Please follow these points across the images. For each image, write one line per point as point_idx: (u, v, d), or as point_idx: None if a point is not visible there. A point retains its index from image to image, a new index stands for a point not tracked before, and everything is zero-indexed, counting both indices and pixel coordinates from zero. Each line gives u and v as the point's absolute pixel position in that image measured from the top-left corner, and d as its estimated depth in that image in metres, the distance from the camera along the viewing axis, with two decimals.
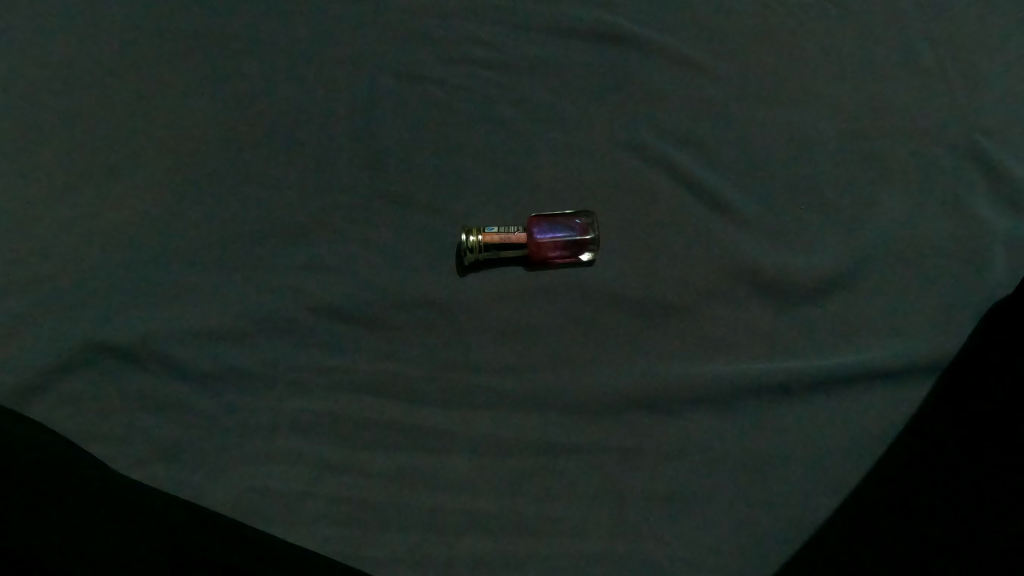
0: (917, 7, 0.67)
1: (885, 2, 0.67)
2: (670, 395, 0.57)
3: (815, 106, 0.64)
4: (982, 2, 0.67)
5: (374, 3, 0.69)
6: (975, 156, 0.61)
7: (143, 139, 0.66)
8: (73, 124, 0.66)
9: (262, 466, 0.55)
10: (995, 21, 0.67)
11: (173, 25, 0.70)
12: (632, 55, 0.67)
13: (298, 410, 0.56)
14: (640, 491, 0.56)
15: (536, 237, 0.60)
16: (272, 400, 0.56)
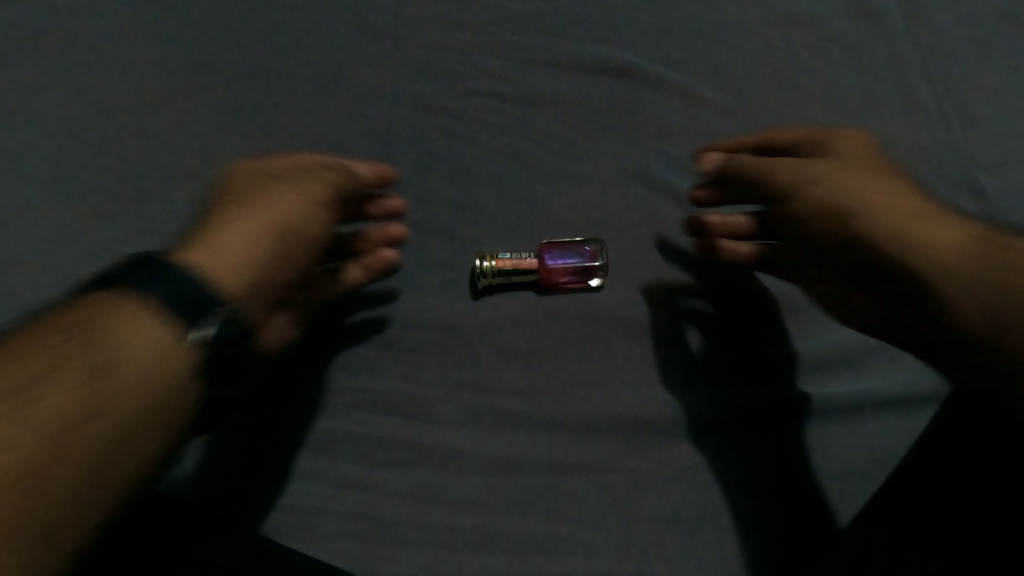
0: (882, 45, 0.78)
1: (853, 41, 0.78)
2: (669, 416, 0.62)
3: (792, 133, 0.74)
4: (937, 39, 0.79)
5: (404, 43, 0.78)
6: (930, 178, 0.72)
7: (179, 166, 0.72)
8: (110, 149, 0.72)
9: (286, 482, 0.60)
10: (948, 56, 0.78)
11: (213, 61, 0.77)
12: (641, 101, 0.76)
13: (321, 430, 0.62)
14: (640, 511, 0.59)
15: (547, 264, 0.66)
16: (294, 418, 0.62)
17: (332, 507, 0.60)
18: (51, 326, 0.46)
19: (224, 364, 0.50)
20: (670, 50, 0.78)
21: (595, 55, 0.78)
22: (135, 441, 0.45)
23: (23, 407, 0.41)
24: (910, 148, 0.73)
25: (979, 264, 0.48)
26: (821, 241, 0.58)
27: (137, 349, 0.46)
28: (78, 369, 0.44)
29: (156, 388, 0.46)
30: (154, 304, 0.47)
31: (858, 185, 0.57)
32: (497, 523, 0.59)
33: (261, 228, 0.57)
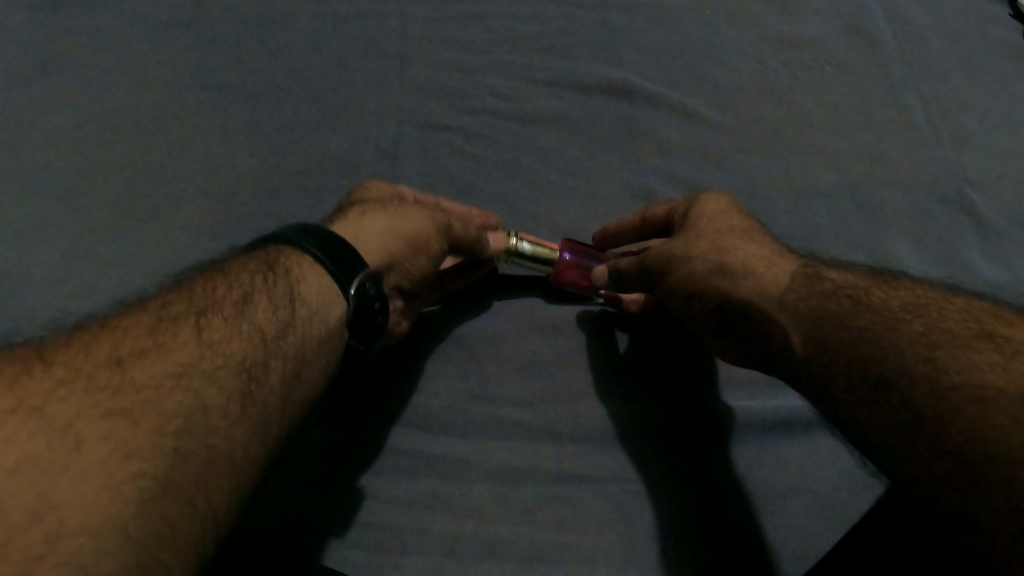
0: (875, 63, 0.80)
1: (847, 60, 0.80)
2: (673, 428, 0.64)
3: (787, 152, 0.76)
4: (930, 56, 0.81)
5: (408, 63, 0.80)
6: (921, 195, 0.74)
7: (185, 178, 0.72)
8: (116, 160, 0.72)
9: (295, 491, 0.61)
10: (940, 72, 0.80)
11: (220, 79, 0.78)
12: (640, 122, 0.78)
13: (332, 440, 0.63)
14: (644, 521, 0.60)
15: (564, 262, 0.67)
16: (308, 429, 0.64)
17: (338, 516, 0.60)
18: (211, 286, 0.50)
19: (362, 322, 0.55)
20: (668, 69, 0.80)
21: (595, 76, 0.79)
22: (294, 393, 0.50)
23: (218, 351, 0.47)
24: (902, 167, 0.75)
25: (835, 326, 0.48)
26: (693, 312, 0.58)
27: (302, 312, 0.52)
28: (256, 325, 0.49)
29: (312, 351, 0.52)
30: (321, 269, 0.54)
31: (733, 245, 0.57)
32: (500, 531, 0.59)
33: (401, 228, 0.61)
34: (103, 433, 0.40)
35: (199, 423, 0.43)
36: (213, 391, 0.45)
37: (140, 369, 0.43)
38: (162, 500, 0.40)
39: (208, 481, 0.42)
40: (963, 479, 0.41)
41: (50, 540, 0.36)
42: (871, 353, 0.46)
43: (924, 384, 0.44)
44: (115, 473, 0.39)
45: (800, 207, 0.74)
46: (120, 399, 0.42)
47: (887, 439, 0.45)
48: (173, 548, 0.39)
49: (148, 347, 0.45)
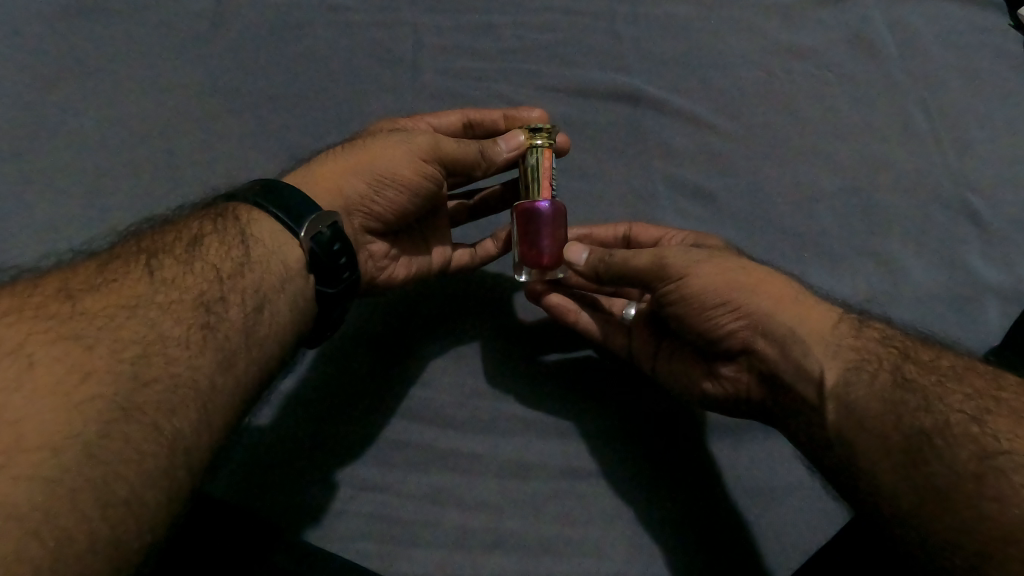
0: (882, 70, 0.81)
1: (854, 67, 0.81)
2: (679, 431, 0.67)
3: (791, 158, 0.78)
4: (938, 63, 0.81)
5: (420, 67, 0.82)
6: (921, 203, 0.76)
7: (208, 185, 0.76)
8: (141, 166, 0.76)
9: (315, 484, 0.65)
10: (946, 80, 0.81)
11: (236, 82, 0.80)
12: (648, 129, 0.79)
13: (353, 436, 0.67)
14: (637, 518, 0.64)
15: (523, 208, 0.63)
16: (329, 425, 0.67)
17: (351, 507, 0.64)
18: (162, 235, 0.54)
19: (325, 269, 0.56)
20: (676, 74, 0.81)
21: (603, 82, 0.81)
22: (258, 329, 0.53)
23: (172, 286, 0.50)
24: (904, 175, 0.77)
25: (882, 371, 0.51)
26: (720, 326, 0.56)
27: (257, 252, 0.55)
28: (209, 264, 0.53)
29: (271, 288, 0.55)
30: (268, 217, 0.57)
31: (786, 283, 0.57)
32: (508, 524, 0.63)
33: (364, 164, 0.62)
34: (58, 355, 0.42)
35: (159, 352, 0.46)
36: (170, 322, 0.48)
37: (91, 300, 0.47)
38: (119, 422, 0.42)
39: (174, 408, 0.45)
40: (976, 535, 0.43)
41: (10, 453, 0.37)
42: (915, 402, 0.48)
43: (966, 441, 0.45)
44: (73, 393, 0.41)
45: (805, 210, 0.76)
46: (72, 325, 0.44)
47: (902, 480, 0.47)
48: (140, 468, 0.42)
49: (99, 284, 0.48)
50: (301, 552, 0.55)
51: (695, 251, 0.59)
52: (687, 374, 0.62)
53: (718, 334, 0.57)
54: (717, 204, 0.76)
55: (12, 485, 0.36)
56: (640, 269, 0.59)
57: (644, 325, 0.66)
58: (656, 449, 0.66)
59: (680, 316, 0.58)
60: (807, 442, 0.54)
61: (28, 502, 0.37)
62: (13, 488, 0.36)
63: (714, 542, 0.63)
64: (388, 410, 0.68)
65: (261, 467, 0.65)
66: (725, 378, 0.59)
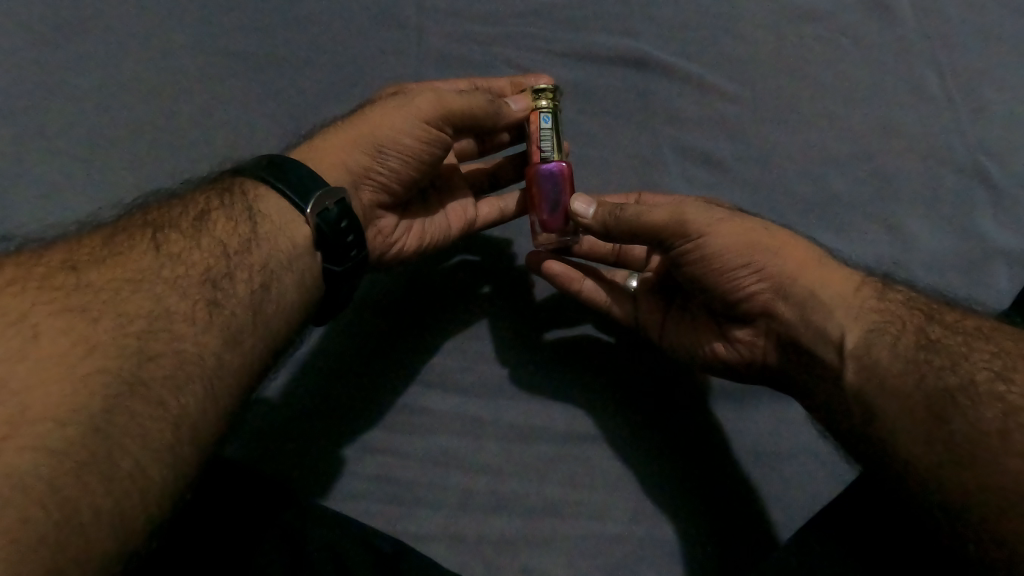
0: (898, 30, 0.79)
1: (868, 28, 0.79)
2: (691, 398, 0.67)
3: (800, 123, 0.76)
4: (955, 23, 0.79)
5: (424, 30, 0.80)
6: (933, 168, 0.74)
7: (213, 150, 0.76)
8: (144, 130, 0.76)
9: (325, 447, 0.65)
10: (962, 41, 0.79)
11: (236, 45, 0.79)
12: (655, 93, 0.78)
13: (364, 401, 0.67)
14: (642, 483, 0.64)
15: (527, 172, 0.62)
16: (339, 390, 0.67)
17: (358, 468, 0.65)
18: (170, 208, 0.54)
19: (333, 247, 0.56)
20: (685, 36, 0.79)
21: (611, 46, 0.79)
22: (265, 306, 0.52)
23: (178, 261, 0.49)
24: (917, 140, 0.75)
25: (905, 333, 0.50)
26: (741, 287, 0.55)
27: (264, 228, 0.54)
28: (215, 240, 0.52)
29: (278, 266, 0.54)
30: (275, 191, 0.57)
31: (804, 244, 0.56)
32: (513, 486, 0.64)
33: (359, 135, 0.62)
34: (63, 327, 0.42)
35: (164, 327, 0.46)
36: (175, 297, 0.47)
37: (95, 274, 0.47)
38: (123, 397, 0.42)
39: (179, 384, 0.44)
40: (998, 495, 0.42)
41: (14, 423, 0.38)
42: (939, 362, 0.48)
43: (993, 399, 0.45)
44: (77, 366, 0.41)
45: (815, 175, 0.75)
46: (76, 298, 0.44)
47: (922, 439, 0.46)
48: (144, 444, 0.42)
49: (105, 257, 0.48)
50: (310, 513, 0.57)
51: (716, 211, 0.57)
52: (695, 338, 0.62)
53: (737, 297, 0.56)
54: (725, 169, 0.76)
55: (16, 455, 0.37)
56: (657, 225, 0.56)
57: (652, 293, 0.65)
58: (668, 416, 0.66)
59: (697, 278, 0.57)
60: (827, 407, 0.53)
61: (33, 471, 0.37)
62: (18, 458, 0.37)
63: (721, 510, 0.63)
64: (398, 383, 0.68)
65: (276, 434, 0.66)
66: (739, 341, 0.58)
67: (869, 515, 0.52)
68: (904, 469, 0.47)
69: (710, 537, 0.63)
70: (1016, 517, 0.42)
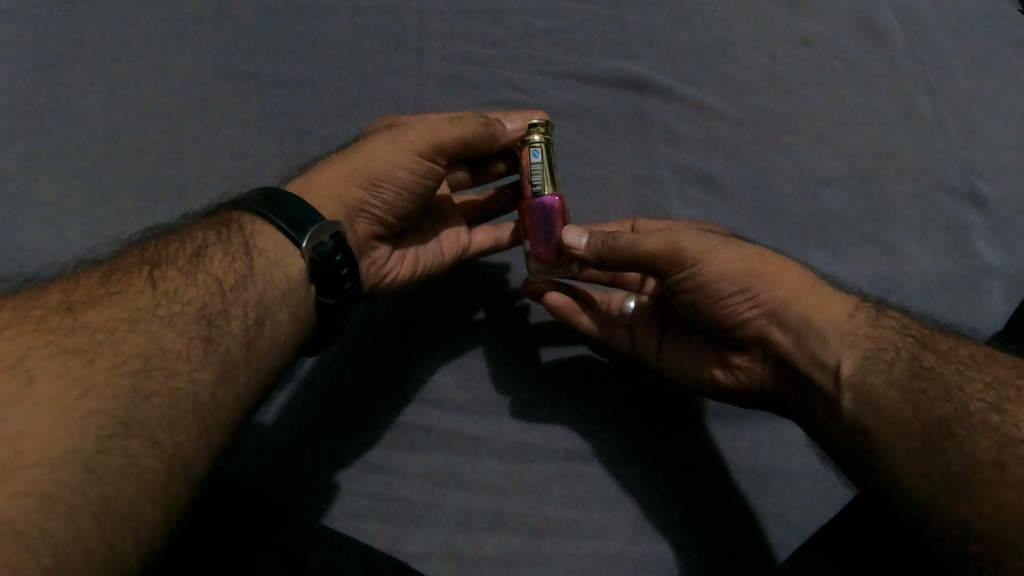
0: (890, 56, 0.80)
1: (860, 54, 0.80)
2: (689, 420, 0.67)
3: (794, 146, 0.77)
4: (946, 49, 0.80)
5: (424, 52, 0.82)
6: (925, 191, 0.76)
7: (214, 171, 0.77)
8: (145, 151, 0.76)
9: (325, 467, 0.66)
10: (953, 66, 0.80)
11: (238, 67, 0.80)
12: (652, 115, 0.79)
13: (364, 422, 0.67)
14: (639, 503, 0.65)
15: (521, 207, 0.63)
16: (339, 412, 0.68)
17: (356, 487, 0.65)
18: (167, 244, 0.55)
19: (329, 281, 0.57)
20: (681, 60, 0.81)
21: (609, 70, 0.80)
22: (259, 341, 0.53)
23: (173, 299, 0.50)
24: (909, 163, 0.76)
25: (898, 360, 0.51)
26: (736, 314, 0.56)
27: (260, 264, 0.55)
28: (211, 275, 0.53)
29: (273, 301, 0.55)
30: (271, 225, 0.57)
31: (797, 269, 0.57)
32: (511, 505, 0.64)
33: (355, 166, 0.63)
34: (58, 370, 0.43)
35: (159, 366, 0.46)
36: (171, 335, 0.48)
37: (91, 314, 0.47)
38: (117, 437, 0.42)
39: (174, 421, 0.45)
40: (995, 528, 0.43)
41: (8, 468, 0.38)
42: (933, 391, 0.48)
43: (987, 430, 0.46)
44: (72, 409, 0.42)
45: (810, 197, 0.76)
46: (72, 339, 0.45)
47: (917, 464, 0.47)
48: (139, 484, 0.42)
49: (101, 296, 0.48)
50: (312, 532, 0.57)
51: (709, 237, 0.57)
52: (694, 362, 0.62)
53: (733, 323, 0.56)
54: (720, 190, 0.77)
55: (9, 501, 0.37)
56: (652, 251, 0.57)
57: (646, 319, 0.66)
58: (666, 438, 0.67)
59: (696, 303, 0.57)
60: (826, 437, 0.53)
61: (25, 518, 0.37)
62: (10, 504, 0.37)
63: (720, 531, 0.64)
64: (394, 408, 0.68)
65: (275, 459, 0.66)
66: (736, 368, 0.58)
67: (867, 534, 0.53)
68: (899, 491, 0.48)
69: (708, 557, 0.63)
70: (1016, 549, 0.42)
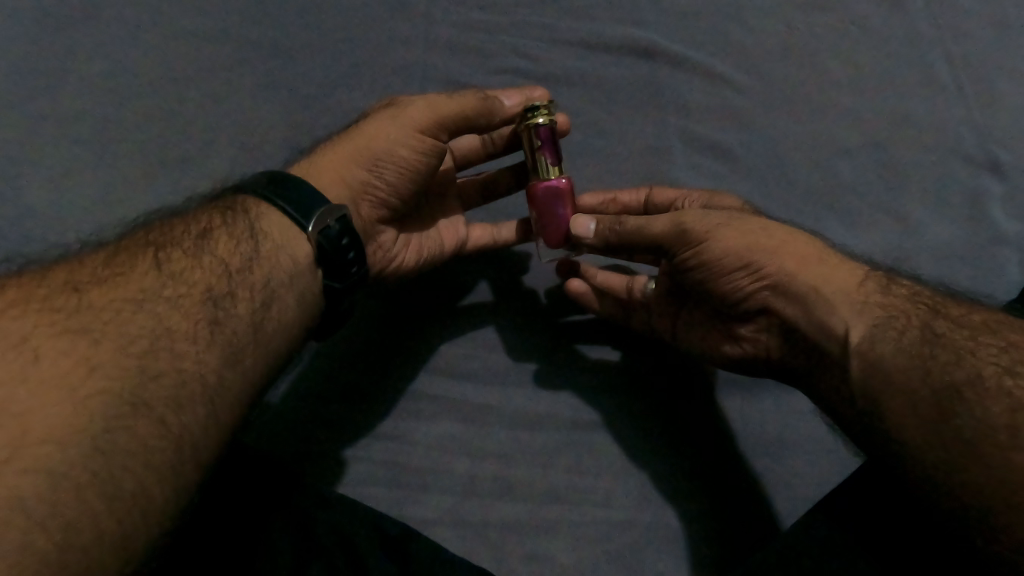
0: (909, 20, 0.78)
1: (878, 18, 0.78)
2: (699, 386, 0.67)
3: (806, 114, 0.76)
4: (967, 13, 0.78)
5: (430, 17, 0.80)
6: (941, 160, 0.74)
7: (220, 140, 0.77)
8: (151, 118, 0.76)
9: (335, 434, 0.66)
10: (973, 30, 0.78)
11: (241, 33, 0.79)
12: (662, 83, 0.78)
13: (374, 393, 0.67)
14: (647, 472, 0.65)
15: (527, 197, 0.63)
16: (349, 381, 0.68)
17: (364, 454, 0.66)
18: (172, 227, 0.54)
19: (335, 264, 0.56)
20: (692, 26, 0.79)
21: (619, 35, 0.79)
22: (266, 324, 0.53)
23: (179, 280, 0.50)
24: (925, 131, 0.75)
25: (909, 328, 0.50)
26: (739, 287, 0.55)
27: (266, 248, 0.55)
28: (217, 258, 0.52)
29: (279, 284, 0.54)
30: (277, 210, 0.57)
31: (803, 239, 0.56)
32: (518, 473, 0.64)
33: (355, 147, 0.61)
34: (63, 349, 0.42)
35: (166, 346, 0.46)
36: (177, 317, 0.48)
37: (96, 295, 0.47)
38: (124, 416, 0.42)
39: (180, 403, 0.45)
40: (993, 492, 0.43)
41: (15, 446, 0.38)
42: (944, 357, 0.48)
43: (1000, 395, 0.45)
44: (79, 388, 0.41)
45: (823, 165, 0.75)
46: (78, 319, 0.44)
47: (926, 433, 0.46)
48: (147, 462, 0.42)
49: (107, 276, 0.48)
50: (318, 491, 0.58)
51: (715, 214, 0.57)
52: (699, 335, 0.62)
53: (737, 297, 0.56)
54: (730, 159, 0.75)
55: (18, 477, 0.37)
56: (656, 235, 0.57)
57: (662, 297, 0.64)
58: (676, 406, 0.66)
59: (699, 282, 0.57)
60: (830, 402, 0.53)
61: (34, 493, 0.38)
62: (20, 480, 0.37)
63: (726, 496, 0.64)
64: (403, 381, 0.68)
65: (286, 432, 0.66)
66: (743, 340, 0.58)
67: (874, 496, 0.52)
68: (906, 458, 0.48)
69: (714, 522, 0.63)
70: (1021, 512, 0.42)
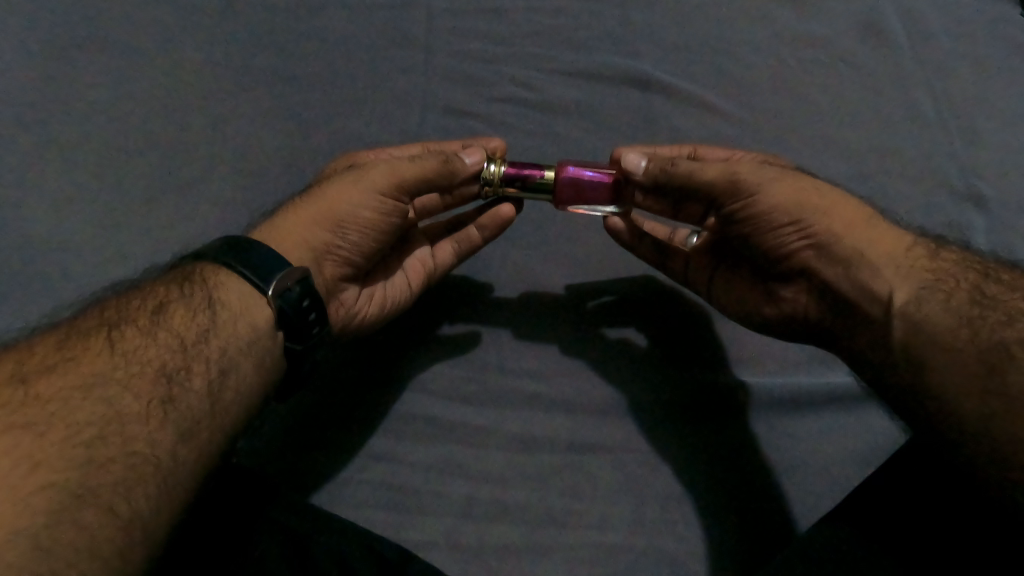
0: (892, 62, 0.81)
1: (863, 59, 0.81)
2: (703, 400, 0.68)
3: (797, 144, 0.78)
4: (946, 55, 0.82)
5: (432, 49, 0.82)
6: (928, 190, 0.75)
7: (210, 151, 0.76)
8: (144, 128, 0.75)
9: (333, 451, 0.66)
10: (954, 70, 0.81)
11: (245, 60, 0.81)
12: (656, 113, 0.79)
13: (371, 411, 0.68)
14: (641, 495, 0.65)
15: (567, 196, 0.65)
16: (347, 401, 0.68)
17: (360, 475, 0.65)
18: (127, 301, 0.53)
19: (295, 327, 0.55)
20: (685, 61, 0.82)
21: (614, 68, 0.81)
22: (224, 394, 0.51)
23: (131, 359, 0.48)
24: (913, 163, 0.77)
25: (957, 291, 0.50)
26: (784, 244, 0.57)
27: (224, 318, 0.53)
28: (172, 332, 0.51)
29: (238, 352, 0.53)
30: (237, 276, 0.55)
31: (854, 203, 0.57)
32: (514, 496, 0.64)
33: (318, 212, 0.62)
34: (7, 446, 0.41)
35: (115, 432, 0.45)
36: (127, 399, 0.46)
37: (45, 384, 0.45)
38: (68, 509, 0.41)
39: (130, 487, 0.43)
40: None
41: None
42: (994, 317, 0.48)
43: None
44: (20, 484, 0.40)
45: None
46: (23, 412, 0.43)
47: (969, 390, 0.47)
48: (93, 554, 0.40)
49: (55, 364, 0.47)
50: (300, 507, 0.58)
51: (768, 170, 0.58)
52: (742, 295, 0.64)
53: (780, 253, 0.57)
54: None
55: None
56: (709, 183, 0.58)
57: (703, 252, 0.67)
58: (689, 410, 0.68)
59: (745, 236, 0.59)
60: (867, 366, 0.54)
61: None
62: None
63: (740, 502, 0.64)
64: (365, 431, 0.67)
65: (275, 460, 0.66)
66: (783, 300, 0.60)
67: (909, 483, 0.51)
68: (945, 419, 0.48)
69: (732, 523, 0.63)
70: None
